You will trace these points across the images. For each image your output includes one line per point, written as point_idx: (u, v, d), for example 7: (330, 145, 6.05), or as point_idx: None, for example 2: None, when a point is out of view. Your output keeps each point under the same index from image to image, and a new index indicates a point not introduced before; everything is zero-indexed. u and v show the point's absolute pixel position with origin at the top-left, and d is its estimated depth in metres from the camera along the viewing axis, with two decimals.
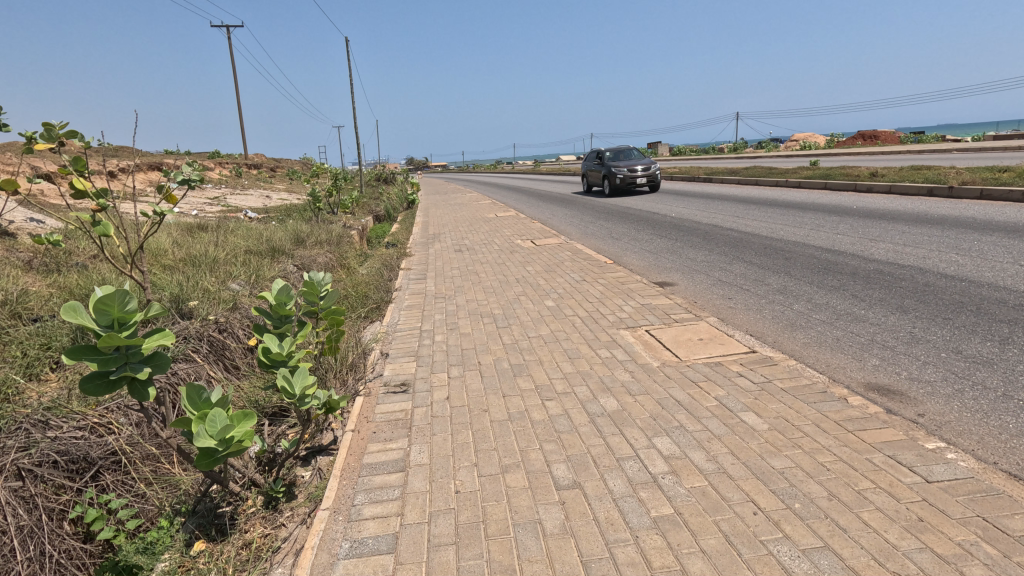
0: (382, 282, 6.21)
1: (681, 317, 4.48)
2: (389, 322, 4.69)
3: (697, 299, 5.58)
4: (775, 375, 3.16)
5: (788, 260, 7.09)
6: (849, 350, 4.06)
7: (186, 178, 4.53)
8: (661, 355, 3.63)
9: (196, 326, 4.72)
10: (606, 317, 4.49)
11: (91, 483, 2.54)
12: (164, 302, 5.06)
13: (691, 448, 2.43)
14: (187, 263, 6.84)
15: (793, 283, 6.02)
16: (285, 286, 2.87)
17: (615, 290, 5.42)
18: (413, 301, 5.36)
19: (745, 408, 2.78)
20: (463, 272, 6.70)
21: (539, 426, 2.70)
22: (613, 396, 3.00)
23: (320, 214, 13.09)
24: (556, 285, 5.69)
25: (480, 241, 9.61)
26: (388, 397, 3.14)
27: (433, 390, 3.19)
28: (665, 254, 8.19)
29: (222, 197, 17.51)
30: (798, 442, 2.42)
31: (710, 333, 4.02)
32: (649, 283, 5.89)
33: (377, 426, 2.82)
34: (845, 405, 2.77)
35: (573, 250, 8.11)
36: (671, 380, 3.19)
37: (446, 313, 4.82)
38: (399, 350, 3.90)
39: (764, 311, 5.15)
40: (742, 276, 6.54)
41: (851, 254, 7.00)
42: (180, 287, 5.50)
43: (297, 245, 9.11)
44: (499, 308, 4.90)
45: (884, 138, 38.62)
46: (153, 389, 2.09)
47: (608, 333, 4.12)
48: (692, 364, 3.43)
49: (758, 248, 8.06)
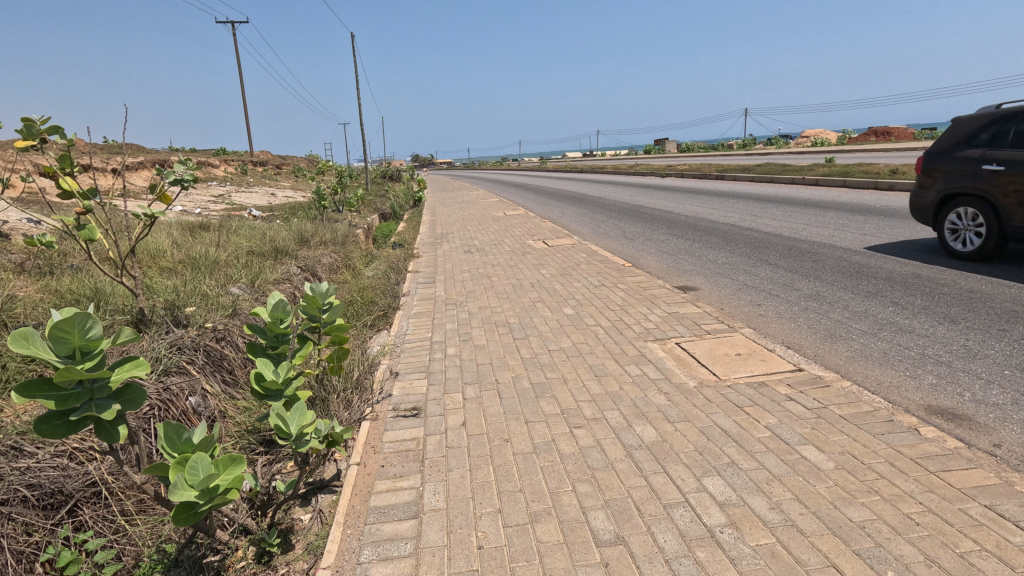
0: (389, 287, 5.89)
1: (713, 328, 4.13)
2: (397, 331, 4.37)
3: (725, 306, 5.22)
4: (831, 400, 2.82)
5: (816, 263, 6.73)
6: (900, 365, 3.71)
7: (178, 177, 4.18)
8: (697, 373, 3.29)
9: (192, 335, 4.42)
10: (630, 327, 4.15)
11: (67, 520, 2.21)
12: (160, 309, 4.77)
13: (749, 492, 2.10)
14: (186, 266, 6.54)
15: (826, 289, 5.66)
16: (283, 300, 2.55)
17: (637, 296, 5.08)
18: (422, 308, 5.04)
19: (804, 441, 2.44)
20: (474, 276, 6.37)
21: (569, 462, 2.38)
22: (649, 424, 2.67)
23: (325, 212, 12.82)
24: (574, 291, 5.36)
25: (489, 241, 9.30)
26: (397, 422, 2.83)
27: (447, 414, 2.87)
28: (685, 256, 7.84)
29: (227, 196, 17.29)
30: (875, 487, 2.08)
31: (747, 346, 3.68)
32: (672, 288, 5.55)
33: (385, 458, 2.51)
34: (919, 438, 2.42)
35: (588, 251, 7.78)
36: (713, 405, 2.86)
37: (458, 322, 4.50)
38: (408, 366, 3.58)
39: (799, 321, 4.80)
40: (769, 280, 6.19)
41: (883, 257, 6.65)
42: (178, 292, 5.20)
43: (301, 245, 8.80)
44: (515, 316, 4.58)
45: (899, 135, 37.95)
46: (123, 429, 1.79)
47: (635, 346, 3.79)
48: (733, 385, 3.09)
49: (782, 249, 7.70)
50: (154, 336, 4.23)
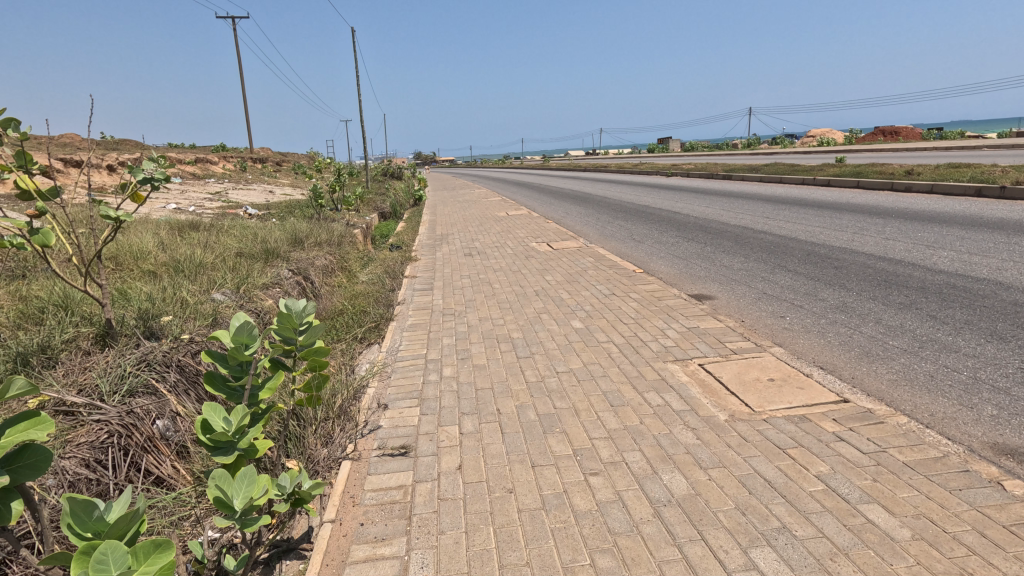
0: (383, 294, 5.49)
1: (739, 346, 3.72)
2: (389, 347, 3.98)
3: (745, 318, 4.82)
4: (890, 442, 2.41)
5: (839, 270, 6.32)
6: (952, 391, 3.29)
7: (147, 175, 3.76)
8: (727, 403, 2.89)
9: (164, 348, 4.01)
10: (646, 346, 3.75)
11: None
12: (132, 318, 4.38)
13: (811, 572, 1.69)
14: (169, 269, 6.15)
15: (853, 300, 5.25)
16: (248, 322, 2.15)
17: (652, 307, 4.67)
18: (418, 319, 4.64)
19: (867, 498, 2.03)
20: (474, 282, 5.96)
21: (586, 524, 1.97)
22: (678, 471, 2.28)
23: (322, 211, 12.43)
24: (582, 300, 4.96)
25: (491, 243, 8.92)
26: (382, 464, 2.44)
27: (441, 454, 2.48)
28: (697, 261, 7.44)
29: (224, 194, 16.92)
30: (967, 568, 1.68)
31: (780, 369, 3.27)
32: (688, 298, 5.16)
33: (365, 513, 2.12)
34: (1006, 495, 2.02)
35: (595, 255, 7.38)
36: (750, 445, 2.47)
37: (456, 337, 4.10)
38: (399, 391, 3.19)
39: (828, 336, 4.39)
40: (791, 289, 5.78)
41: (911, 264, 6.24)
42: (154, 299, 4.81)
43: (295, 246, 8.40)
44: (518, 330, 4.18)
45: (906, 134, 37.50)
46: (16, 505, 1.40)
47: (654, 368, 3.38)
48: (771, 420, 2.69)
49: (800, 254, 7.29)
50: (121, 351, 3.83)
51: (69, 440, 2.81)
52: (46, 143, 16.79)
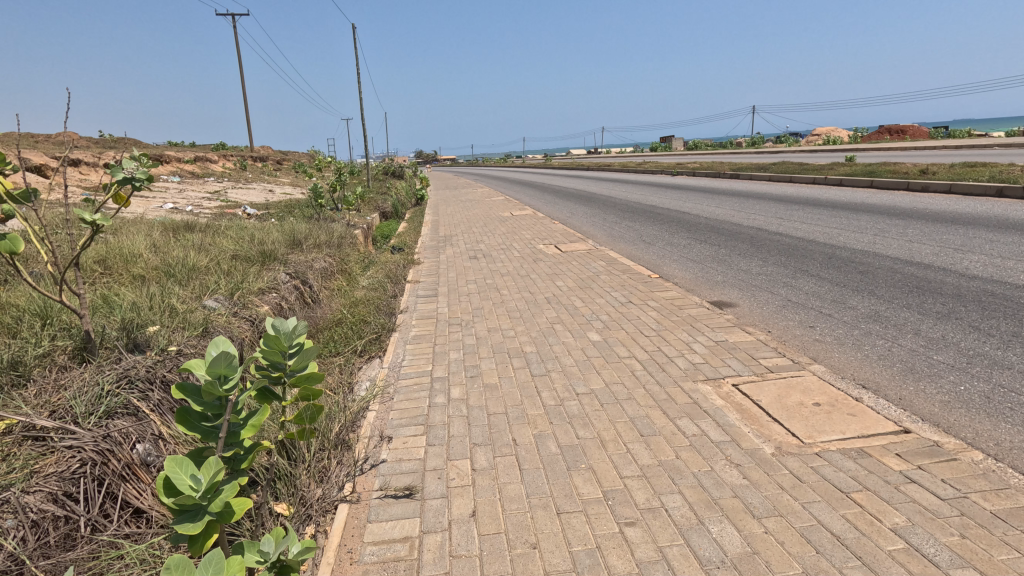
0: (384, 301, 5.17)
1: (774, 363, 3.40)
2: (391, 362, 3.67)
3: (772, 329, 4.50)
4: (971, 486, 2.09)
5: (865, 275, 6.00)
6: (1016, 416, 2.96)
7: (127, 175, 3.42)
8: (772, 433, 2.57)
9: (147, 363, 3.69)
10: (673, 362, 3.42)
11: None
12: (114, 329, 4.06)
13: None
14: (160, 274, 5.85)
15: (885, 308, 4.92)
16: (226, 350, 1.83)
17: (673, 317, 4.35)
18: (422, 330, 4.32)
19: (960, 561, 1.71)
20: (481, 288, 5.63)
21: None
22: (729, 522, 1.96)
23: (322, 211, 12.12)
24: (597, 309, 4.63)
25: (497, 245, 8.60)
26: (385, 508, 2.13)
27: (452, 497, 2.17)
28: (713, 264, 7.10)
29: (222, 193, 16.62)
30: None
31: (825, 392, 2.94)
32: (709, 307, 4.84)
33: (364, 574, 1.80)
34: None
35: (606, 258, 7.07)
36: (806, 486, 2.15)
37: (463, 351, 3.77)
38: (403, 415, 2.88)
39: (865, 349, 4.06)
40: (816, 295, 5.46)
41: (941, 269, 5.92)
42: (141, 308, 4.50)
43: (294, 248, 8.08)
44: (531, 343, 3.86)
45: (912, 133, 37.12)
46: None
47: (684, 390, 3.06)
48: (825, 454, 2.37)
49: (821, 257, 6.96)
50: (99, 368, 3.50)
51: (35, 472, 2.34)
52: (43, 142, 16.55)
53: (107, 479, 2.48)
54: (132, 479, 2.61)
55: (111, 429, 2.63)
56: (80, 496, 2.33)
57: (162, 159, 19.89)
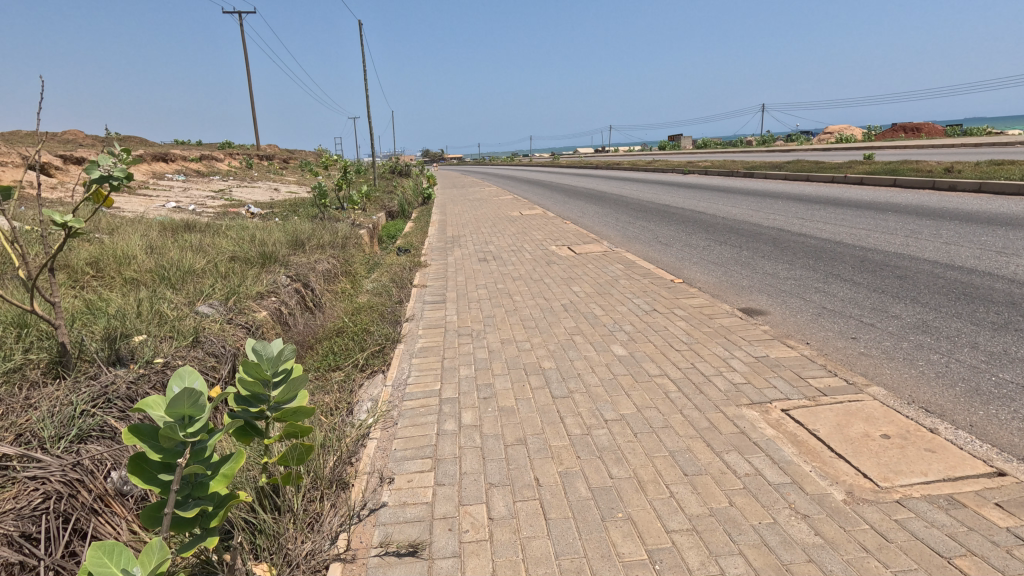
0: (389, 308, 4.82)
1: (826, 384, 3.01)
2: (396, 379, 3.31)
3: (811, 341, 4.11)
4: None
5: (904, 280, 5.59)
6: None
7: (103, 173, 3.07)
8: (839, 473, 2.20)
9: (128, 380, 3.35)
10: (711, 383, 3.05)
11: None
12: (96, 339, 3.72)
13: None
14: (152, 278, 5.52)
15: (932, 317, 4.52)
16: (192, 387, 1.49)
17: (704, 328, 3.96)
18: (429, 342, 3.96)
19: None
20: (492, 294, 5.27)
21: None
22: None
23: (327, 210, 11.80)
24: (619, 318, 4.27)
25: (507, 246, 8.25)
26: (385, 570, 1.77)
27: (465, 557, 1.80)
28: (737, 267, 6.69)
29: (227, 192, 16.37)
30: None
31: (892, 421, 2.56)
32: (740, 315, 4.46)
33: None
34: None
35: (623, 260, 6.70)
36: (894, 547, 1.78)
37: (475, 367, 3.41)
38: (408, 447, 2.51)
39: (918, 366, 3.65)
40: (853, 302, 5.06)
41: (986, 273, 5.51)
42: (127, 314, 4.17)
43: (296, 249, 7.75)
44: (550, 357, 3.50)
45: (927, 131, 36.43)
46: None
47: (727, 416, 2.69)
48: (907, 503, 2.00)
49: (853, 260, 6.55)
50: (73, 385, 3.16)
51: None
52: (48, 142, 16.43)
53: (74, 515, 2.07)
54: (105, 515, 2.20)
55: (82, 457, 2.27)
56: (41, 535, 1.91)
57: (168, 158, 19.68)
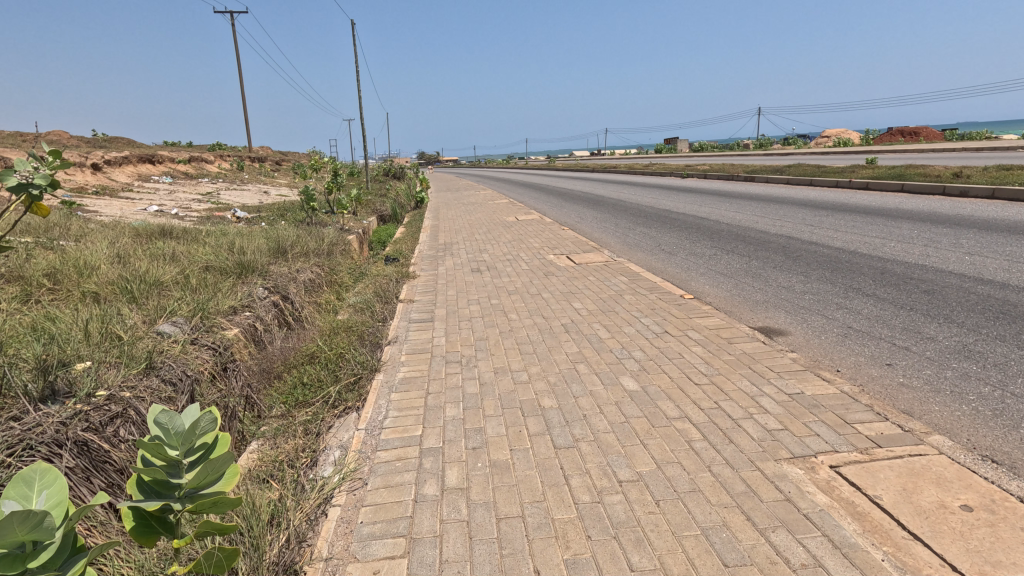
0: (370, 330, 4.33)
1: (877, 432, 2.55)
2: (371, 420, 2.82)
3: (843, 371, 3.65)
4: None
5: (930, 295, 5.17)
6: None
7: (19, 180, 2.58)
8: (921, 565, 1.73)
9: (59, 417, 2.80)
10: (741, 429, 2.58)
11: None
12: (27, 369, 3.18)
13: None
14: (112, 292, 4.98)
15: (972, 340, 4.08)
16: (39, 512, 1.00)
17: (724, 356, 3.50)
18: (412, 371, 3.47)
19: None
20: (485, 311, 4.78)
21: None
22: None
23: (314, 215, 11.27)
24: (627, 342, 3.79)
25: (503, 255, 7.76)
26: None
27: None
28: (747, 279, 6.26)
29: (214, 195, 15.78)
30: None
31: (970, 487, 2.10)
32: (761, 338, 3.99)
33: None
34: None
35: (628, 272, 6.23)
36: None
37: (463, 406, 2.92)
38: (376, 522, 2.02)
39: (971, 401, 3.19)
40: (880, 321, 4.62)
41: (1020, 289, 5.09)
42: (71, 337, 3.64)
43: (277, 257, 7.24)
44: (551, 393, 3.02)
45: (925, 134, 36.15)
46: None
47: (767, 476, 2.22)
48: None
49: (872, 272, 6.12)
50: None
51: None
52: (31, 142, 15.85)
53: None
54: None
55: None
56: None
57: (156, 159, 19.03)
